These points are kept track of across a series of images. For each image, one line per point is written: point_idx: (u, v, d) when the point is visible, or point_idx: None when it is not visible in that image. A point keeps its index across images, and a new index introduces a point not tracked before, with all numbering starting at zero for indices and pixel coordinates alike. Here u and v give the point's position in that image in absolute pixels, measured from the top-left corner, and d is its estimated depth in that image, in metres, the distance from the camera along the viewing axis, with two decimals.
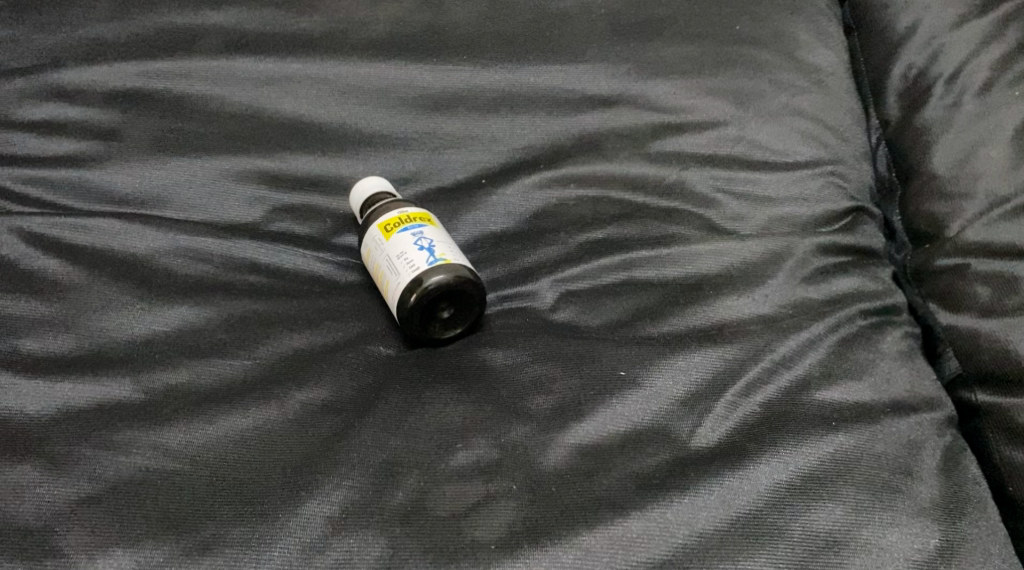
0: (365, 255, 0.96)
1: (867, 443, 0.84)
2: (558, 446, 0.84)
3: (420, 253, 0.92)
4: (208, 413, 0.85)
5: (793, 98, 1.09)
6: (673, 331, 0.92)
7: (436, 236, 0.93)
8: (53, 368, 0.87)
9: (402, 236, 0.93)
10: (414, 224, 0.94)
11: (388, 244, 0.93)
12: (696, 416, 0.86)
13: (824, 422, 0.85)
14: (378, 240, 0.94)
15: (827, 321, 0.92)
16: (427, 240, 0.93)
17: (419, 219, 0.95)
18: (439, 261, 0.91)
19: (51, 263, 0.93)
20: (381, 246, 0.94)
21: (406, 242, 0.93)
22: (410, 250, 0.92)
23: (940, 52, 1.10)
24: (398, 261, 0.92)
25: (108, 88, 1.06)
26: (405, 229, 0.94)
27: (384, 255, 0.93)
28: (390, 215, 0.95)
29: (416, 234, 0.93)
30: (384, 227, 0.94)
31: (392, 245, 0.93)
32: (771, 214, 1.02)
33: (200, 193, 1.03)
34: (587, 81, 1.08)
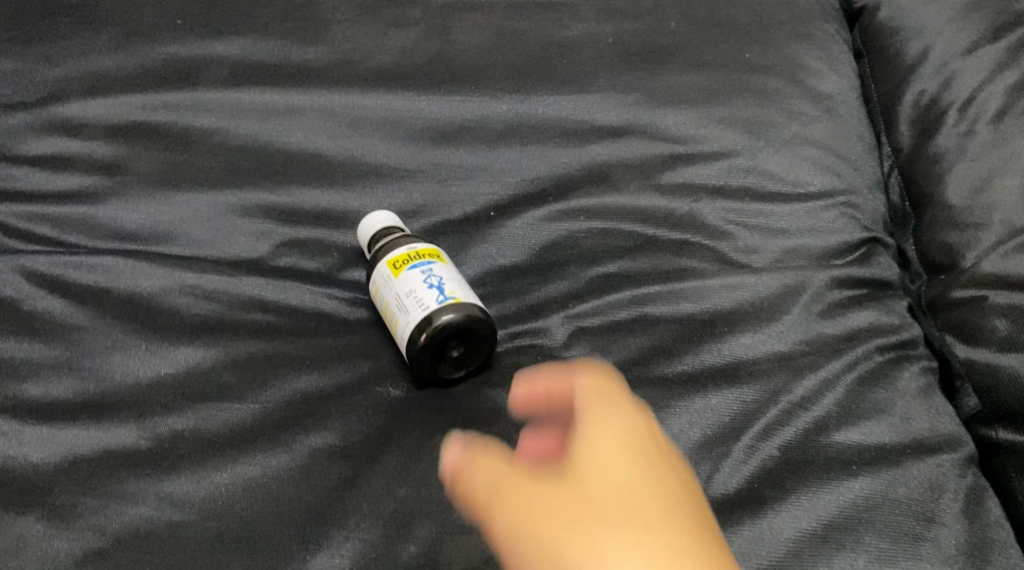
0: (374, 292, 0.94)
1: (889, 488, 0.84)
2: None
3: (429, 291, 0.90)
4: (214, 461, 0.85)
5: (803, 128, 1.08)
6: (689, 371, 0.90)
7: (445, 274, 0.91)
8: (57, 415, 0.86)
9: (411, 273, 0.91)
10: (424, 261, 0.92)
11: (397, 282, 0.91)
12: (713, 461, 0.85)
13: (841, 467, 0.85)
14: (387, 277, 0.92)
15: (844, 359, 0.91)
16: (436, 277, 0.91)
17: (428, 256, 0.93)
18: (448, 299, 0.89)
19: (55, 304, 0.92)
20: (390, 284, 0.92)
21: (415, 279, 0.91)
22: (419, 288, 0.90)
23: (951, 80, 1.10)
24: (407, 300, 0.90)
25: (112, 122, 1.04)
26: (413, 266, 0.92)
27: (393, 293, 0.91)
28: (399, 252, 0.93)
29: (425, 271, 0.91)
30: (393, 264, 0.92)
31: (401, 283, 0.91)
32: (784, 247, 1.00)
33: (208, 229, 0.99)
34: (596, 112, 1.08)
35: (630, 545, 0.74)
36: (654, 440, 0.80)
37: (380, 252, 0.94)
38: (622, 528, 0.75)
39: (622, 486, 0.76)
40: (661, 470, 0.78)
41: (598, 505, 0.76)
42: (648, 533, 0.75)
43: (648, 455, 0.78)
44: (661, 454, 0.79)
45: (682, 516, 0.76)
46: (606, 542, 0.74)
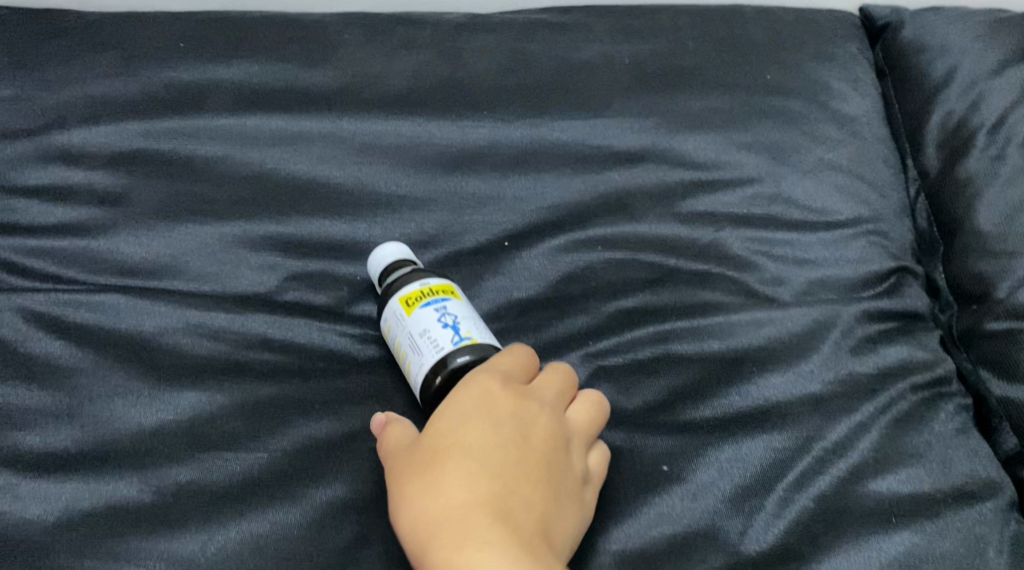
0: (384, 328, 0.89)
1: (931, 541, 0.81)
2: (602, 553, 0.81)
3: (444, 331, 0.86)
4: (221, 517, 0.82)
5: (828, 153, 1.04)
6: (717, 416, 0.87)
7: (460, 312, 0.87)
8: (56, 466, 0.83)
9: (425, 310, 0.87)
10: (437, 296, 0.88)
11: (410, 319, 0.87)
12: (745, 515, 0.82)
13: (878, 520, 0.82)
14: (399, 314, 0.88)
15: (877, 401, 0.88)
16: (451, 316, 0.86)
17: (441, 291, 0.88)
18: (464, 340, 0.86)
19: (54, 345, 0.88)
20: (403, 322, 0.87)
21: (428, 318, 0.86)
22: (433, 327, 0.86)
23: (981, 99, 1.07)
24: (421, 340, 0.86)
25: (112, 151, 1.00)
26: (427, 303, 0.87)
27: (406, 332, 0.87)
28: (412, 288, 0.88)
29: (439, 308, 0.87)
30: (406, 301, 0.88)
31: (414, 322, 0.87)
32: (812, 277, 0.96)
33: (213, 262, 0.95)
34: (613, 137, 1.04)
35: (445, 484, 0.78)
36: (518, 407, 0.82)
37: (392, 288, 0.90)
38: (437, 468, 0.79)
39: (470, 438, 0.80)
40: (512, 433, 0.81)
41: (433, 449, 0.80)
42: (467, 489, 0.78)
43: (501, 417, 0.81)
44: (522, 422, 0.82)
45: (503, 474, 0.79)
46: (429, 479, 0.79)
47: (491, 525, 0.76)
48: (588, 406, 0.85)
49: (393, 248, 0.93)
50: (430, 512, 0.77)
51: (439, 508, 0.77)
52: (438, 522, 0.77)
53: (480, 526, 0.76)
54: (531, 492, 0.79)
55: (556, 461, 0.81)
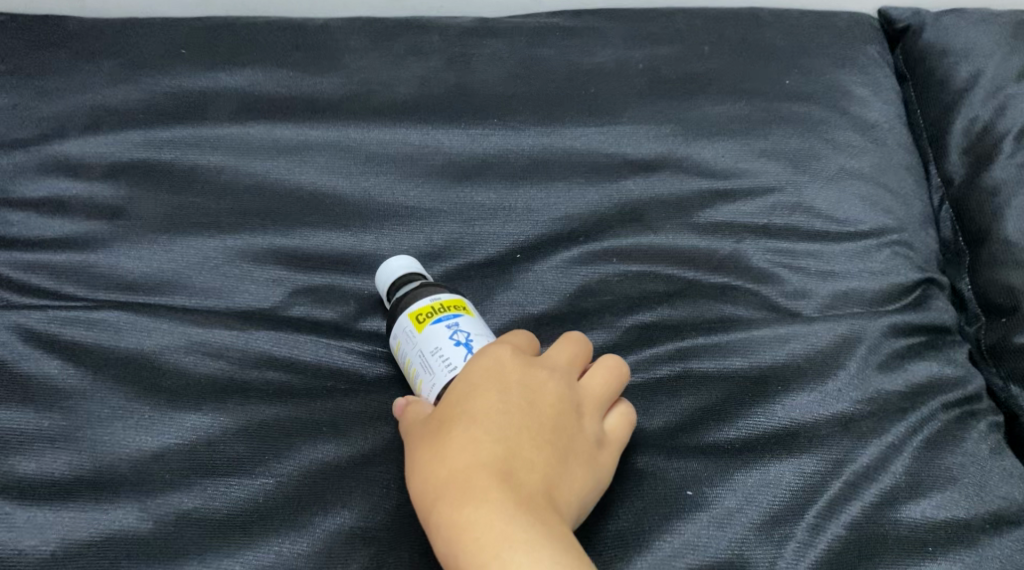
0: (393, 344, 0.85)
1: None
2: None
3: (457, 349, 0.82)
4: (225, 548, 0.79)
5: (851, 160, 1.01)
6: (742, 438, 0.84)
7: (473, 329, 0.83)
8: (54, 493, 0.80)
9: (436, 327, 0.83)
10: (449, 311, 0.84)
11: (421, 336, 0.83)
12: (774, 545, 0.79)
13: (913, 548, 0.79)
14: (409, 331, 0.84)
15: (908, 422, 0.84)
16: (464, 333, 0.83)
17: (453, 306, 0.84)
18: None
19: (51, 365, 0.85)
20: (413, 338, 0.83)
21: (441, 335, 0.83)
22: (446, 345, 0.82)
23: (1007, 104, 1.03)
24: (433, 359, 0.82)
25: (112, 161, 0.96)
26: (438, 319, 0.83)
27: (417, 350, 0.83)
28: (423, 303, 0.84)
29: (451, 326, 0.83)
30: (416, 317, 0.84)
31: (425, 339, 0.83)
32: (835, 290, 0.93)
33: (216, 276, 0.92)
34: (629, 145, 1.00)
35: (450, 452, 0.77)
36: (526, 373, 0.81)
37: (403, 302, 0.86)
38: (444, 436, 0.78)
39: (475, 405, 0.79)
40: (520, 399, 0.80)
41: (443, 417, 0.79)
42: (471, 456, 0.77)
43: (508, 384, 0.80)
44: (529, 388, 0.80)
45: (507, 439, 0.78)
46: (435, 447, 0.78)
47: (493, 490, 0.76)
48: (603, 371, 0.83)
49: (405, 262, 0.90)
50: (436, 478, 0.77)
51: (444, 476, 0.77)
52: (443, 489, 0.76)
53: (483, 493, 0.75)
54: (538, 457, 0.78)
55: (565, 426, 0.80)
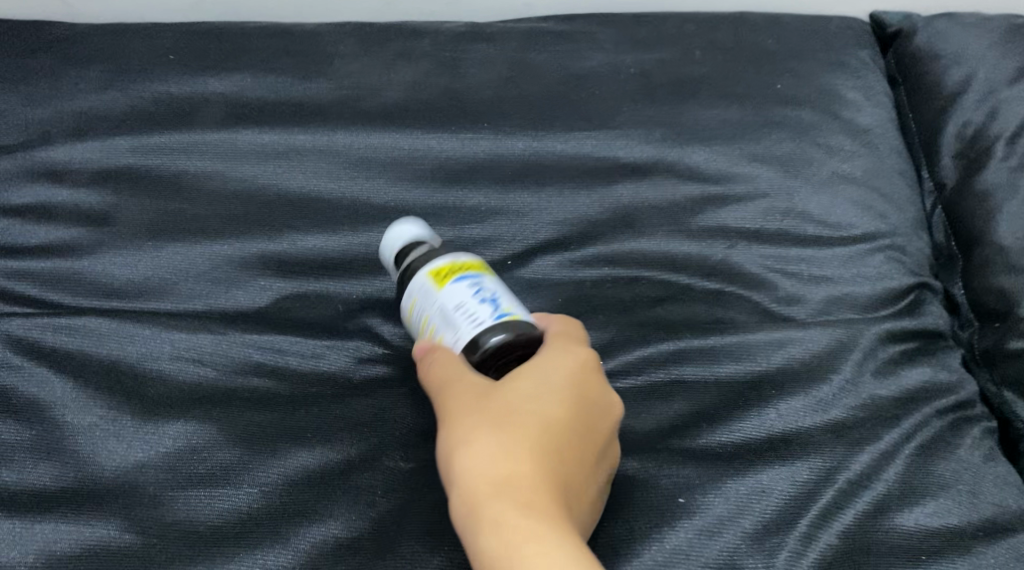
0: (409, 306, 0.84)
1: None
2: None
3: (481, 305, 0.80)
4: (208, 559, 0.78)
5: (842, 164, 1.00)
6: (736, 443, 0.83)
7: (496, 288, 0.82)
8: (35, 504, 0.79)
9: (457, 284, 0.81)
10: (470, 270, 0.83)
11: (441, 294, 0.82)
12: (765, 555, 0.78)
13: (907, 555, 0.78)
14: (429, 289, 0.82)
15: (901, 428, 0.84)
16: (489, 291, 0.81)
17: (475, 267, 0.83)
18: (505, 317, 0.80)
19: (35, 374, 0.84)
20: (433, 296, 0.82)
21: (463, 292, 0.81)
22: (468, 302, 0.81)
23: (999, 107, 1.03)
24: (456, 315, 0.80)
25: (98, 167, 0.95)
26: (460, 278, 0.82)
27: (437, 307, 0.81)
28: (443, 263, 0.83)
29: (474, 283, 0.82)
30: (437, 276, 0.82)
31: (445, 295, 0.81)
32: (828, 295, 0.92)
33: (202, 282, 0.91)
34: (620, 149, 0.99)
35: (516, 449, 0.76)
36: (596, 388, 0.80)
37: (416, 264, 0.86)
38: (510, 431, 0.76)
39: (547, 411, 0.78)
40: (587, 414, 0.79)
41: (507, 410, 0.77)
42: (536, 459, 0.75)
43: (580, 396, 0.79)
44: (597, 405, 0.79)
45: (568, 453, 0.77)
46: (500, 439, 0.76)
47: (550, 502, 0.74)
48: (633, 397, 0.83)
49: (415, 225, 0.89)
50: (495, 468, 0.75)
51: (504, 470, 0.75)
52: (500, 482, 0.74)
53: (541, 502, 0.74)
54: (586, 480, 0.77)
55: (611, 452, 0.79)
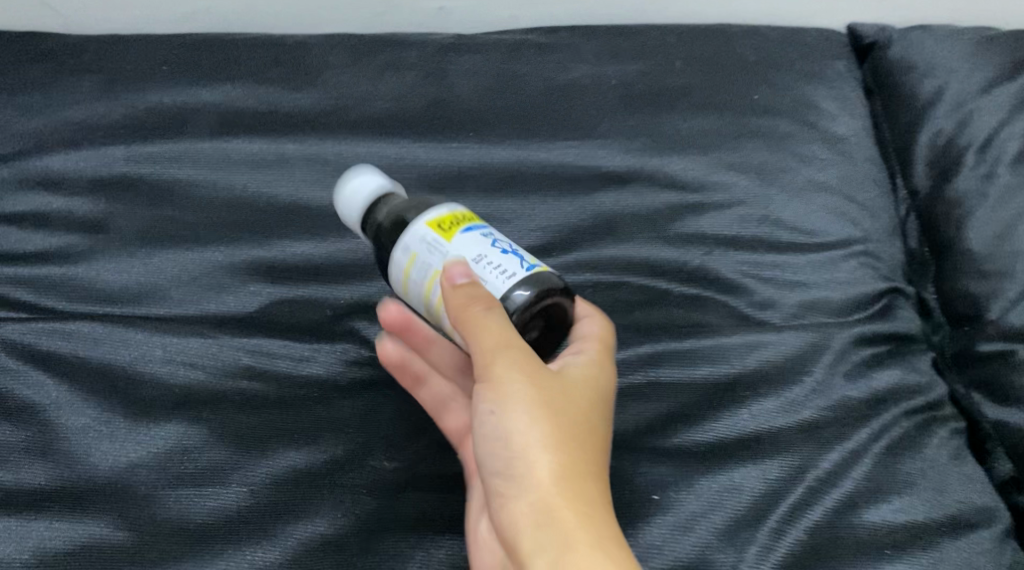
0: (407, 259, 0.84)
1: None
2: None
3: (502, 256, 0.83)
4: (199, 557, 0.82)
5: (817, 173, 1.03)
6: (710, 442, 0.86)
7: (508, 242, 0.85)
8: (32, 503, 0.83)
9: (469, 235, 0.83)
10: (476, 224, 0.85)
11: (455, 244, 0.83)
12: (734, 548, 0.82)
13: (871, 550, 0.82)
14: (436, 241, 0.83)
15: (871, 428, 0.87)
16: (502, 243, 0.84)
17: (478, 222, 0.86)
18: (536, 268, 0.83)
19: (31, 378, 0.87)
20: (443, 247, 0.83)
21: (482, 245, 0.83)
22: (491, 253, 0.83)
23: (969, 117, 1.06)
24: (481, 265, 0.82)
25: (92, 176, 0.97)
26: (467, 229, 0.84)
27: (453, 256, 0.82)
28: (442, 215, 0.85)
29: (483, 234, 0.84)
30: (443, 228, 0.84)
31: (458, 245, 0.83)
32: (802, 300, 0.95)
33: (193, 289, 0.92)
34: (602, 158, 1.02)
35: (588, 463, 0.78)
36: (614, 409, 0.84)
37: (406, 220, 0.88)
38: (581, 445, 0.78)
39: (600, 429, 0.81)
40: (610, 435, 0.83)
41: (575, 422, 0.79)
42: (598, 477, 0.78)
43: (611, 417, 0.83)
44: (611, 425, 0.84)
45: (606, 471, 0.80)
46: (575, 451, 0.78)
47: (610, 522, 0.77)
48: None
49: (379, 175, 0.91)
50: (575, 480, 0.77)
51: (581, 483, 0.77)
52: (579, 496, 0.76)
53: (607, 519, 0.77)
54: None
55: None
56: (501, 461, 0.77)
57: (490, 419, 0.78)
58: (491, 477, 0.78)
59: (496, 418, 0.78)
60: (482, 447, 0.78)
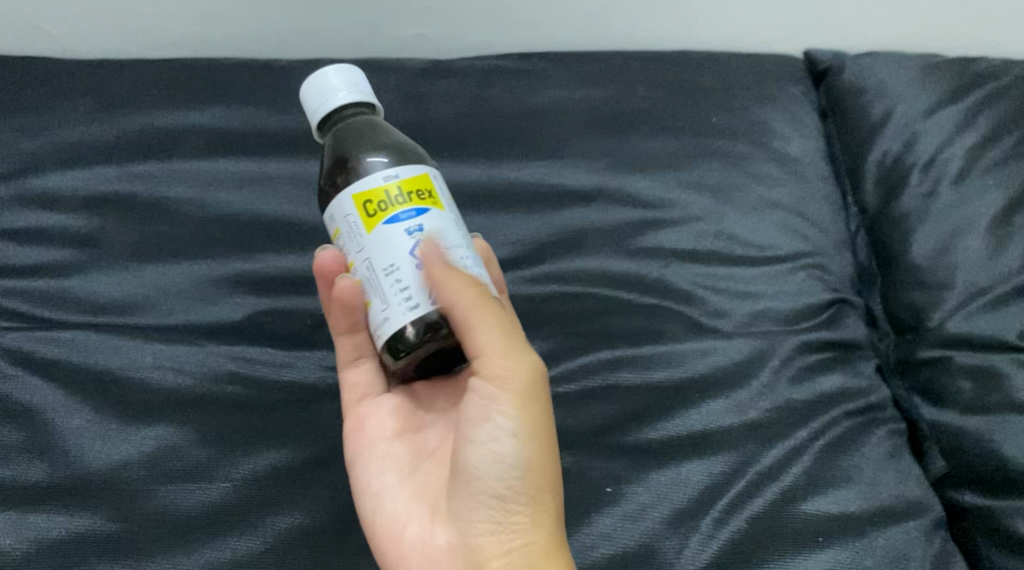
0: (334, 228, 0.86)
1: (855, 558, 0.90)
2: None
3: (415, 270, 0.83)
4: (185, 546, 0.88)
5: (770, 191, 1.09)
6: (662, 439, 0.94)
7: (436, 242, 0.84)
8: (29, 497, 0.89)
9: (386, 232, 0.84)
10: (406, 212, 0.84)
11: (372, 240, 0.84)
12: (681, 536, 0.90)
13: (808, 537, 0.90)
14: (357, 228, 0.84)
15: (812, 426, 0.95)
16: (422, 248, 0.83)
17: (413, 207, 0.84)
18: (448, 296, 0.83)
19: (29, 383, 0.93)
20: (361, 239, 0.84)
21: (398, 248, 0.83)
22: (403, 266, 0.83)
23: (915, 139, 1.10)
24: (389, 281, 0.83)
25: (85, 193, 1.03)
26: (389, 222, 0.84)
27: (367, 252, 0.84)
28: (371, 193, 0.84)
29: (404, 234, 0.84)
30: (367, 216, 0.84)
31: (376, 240, 0.84)
32: (752, 309, 1.01)
33: (182, 300, 0.99)
34: (568, 177, 1.08)
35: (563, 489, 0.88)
36: None
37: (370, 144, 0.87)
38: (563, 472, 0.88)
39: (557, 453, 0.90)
40: None
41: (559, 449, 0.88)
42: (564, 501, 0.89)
43: None
44: None
45: None
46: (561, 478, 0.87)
47: None
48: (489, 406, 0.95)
49: (368, 88, 0.91)
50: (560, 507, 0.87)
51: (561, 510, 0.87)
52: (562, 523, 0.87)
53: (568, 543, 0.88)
54: None
55: None
56: (502, 480, 0.85)
57: (497, 438, 0.85)
58: (490, 494, 0.85)
59: (503, 438, 0.85)
60: (481, 460, 0.85)
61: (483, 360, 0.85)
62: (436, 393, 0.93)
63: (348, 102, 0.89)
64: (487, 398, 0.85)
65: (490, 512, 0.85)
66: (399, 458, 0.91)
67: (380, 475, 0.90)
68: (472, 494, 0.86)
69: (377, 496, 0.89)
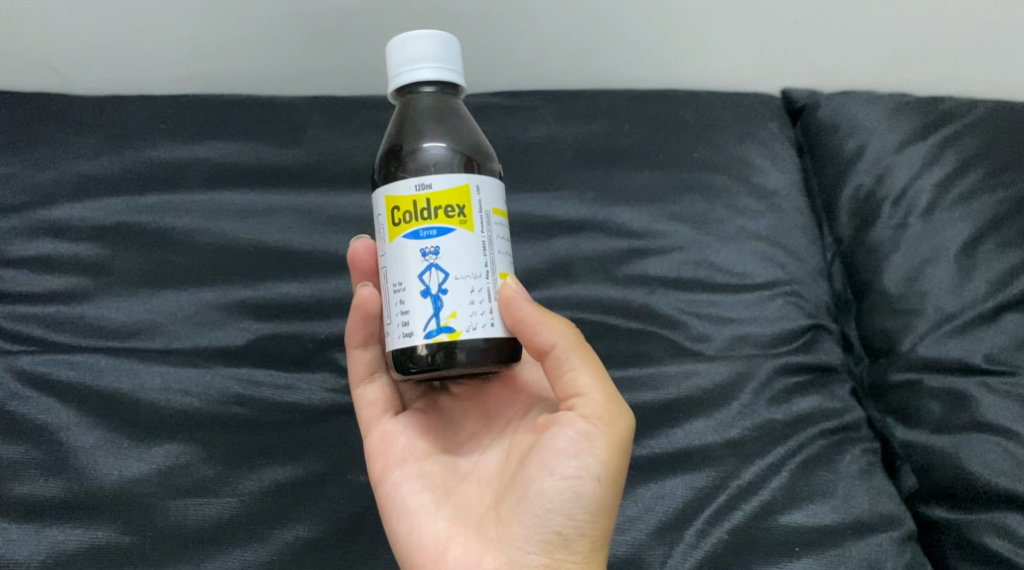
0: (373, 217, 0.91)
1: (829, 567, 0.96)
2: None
3: (417, 294, 0.88)
4: (193, 557, 0.94)
5: (749, 223, 1.13)
6: (648, 455, 1.00)
7: (448, 270, 0.88)
8: (46, 512, 0.94)
9: (404, 246, 0.88)
10: (427, 231, 0.88)
11: (391, 249, 0.89)
12: (666, 546, 0.97)
13: (784, 547, 0.96)
14: (383, 232, 0.90)
15: (789, 445, 1.01)
16: (433, 272, 0.88)
17: (435, 226, 0.88)
18: (440, 333, 0.87)
19: (42, 403, 0.98)
20: (384, 245, 0.90)
21: (409, 268, 0.88)
22: (409, 287, 0.88)
23: (887, 173, 1.14)
24: (395, 299, 0.89)
25: (98, 224, 1.06)
26: (409, 237, 0.88)
27: (388, 258, 0.89)
28: (404, 200, 0.88)
29: (419, 251, 0.88)
30: (393, 222, 0.89)
31: (394, 250, 0.89)
32: (734, 334, 1.07)
33: (190, 326, 1.03)
34: (557, 208, 1.13)
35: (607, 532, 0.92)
36: None
37: (438, 129, 0.90)
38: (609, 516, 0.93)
39: None
40: None
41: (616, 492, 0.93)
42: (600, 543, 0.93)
43: None
44: None
45: None
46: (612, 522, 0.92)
47: None
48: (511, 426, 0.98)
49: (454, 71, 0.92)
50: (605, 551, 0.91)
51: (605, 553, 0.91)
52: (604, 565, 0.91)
53: None
54: None
55: None
56: (571, 518, 0.88)
57: (577, 477, 0.88)
58: (555, 528, 0.88)
59: (586, 479, 0.88)
60: (555, 496, 0.88)
61: (585, 400, 0.90)
62: (465, 416, 0.97)
63: (429, 79, 0.91)
64: (581, 436, 0.89)
65: (547, 546, 0.88)
66: (429, 476, 0.93)
67: (417, 494, 0.92)
68: (534, 527, 0.89)
69: (412, 513, 0.92)
